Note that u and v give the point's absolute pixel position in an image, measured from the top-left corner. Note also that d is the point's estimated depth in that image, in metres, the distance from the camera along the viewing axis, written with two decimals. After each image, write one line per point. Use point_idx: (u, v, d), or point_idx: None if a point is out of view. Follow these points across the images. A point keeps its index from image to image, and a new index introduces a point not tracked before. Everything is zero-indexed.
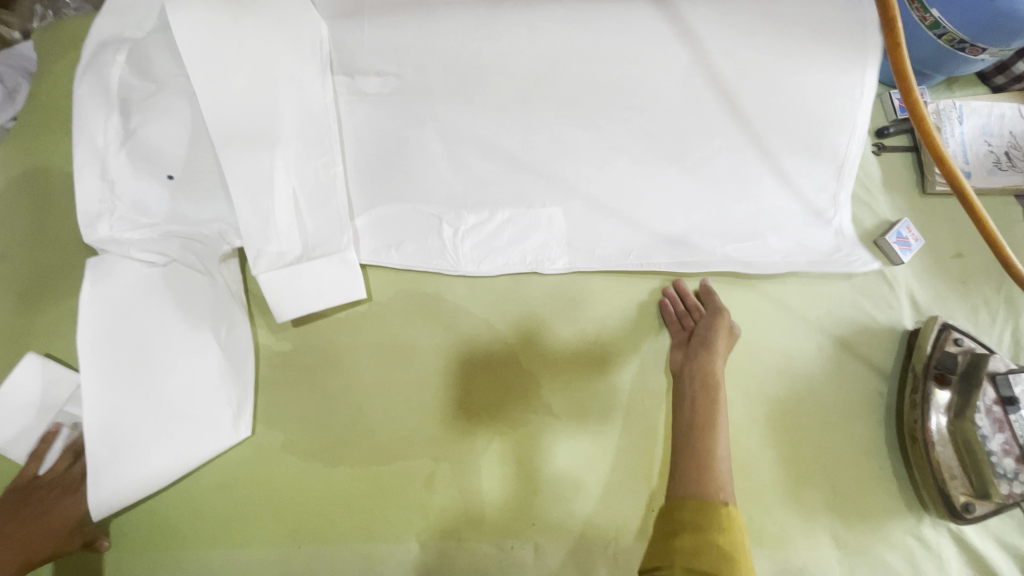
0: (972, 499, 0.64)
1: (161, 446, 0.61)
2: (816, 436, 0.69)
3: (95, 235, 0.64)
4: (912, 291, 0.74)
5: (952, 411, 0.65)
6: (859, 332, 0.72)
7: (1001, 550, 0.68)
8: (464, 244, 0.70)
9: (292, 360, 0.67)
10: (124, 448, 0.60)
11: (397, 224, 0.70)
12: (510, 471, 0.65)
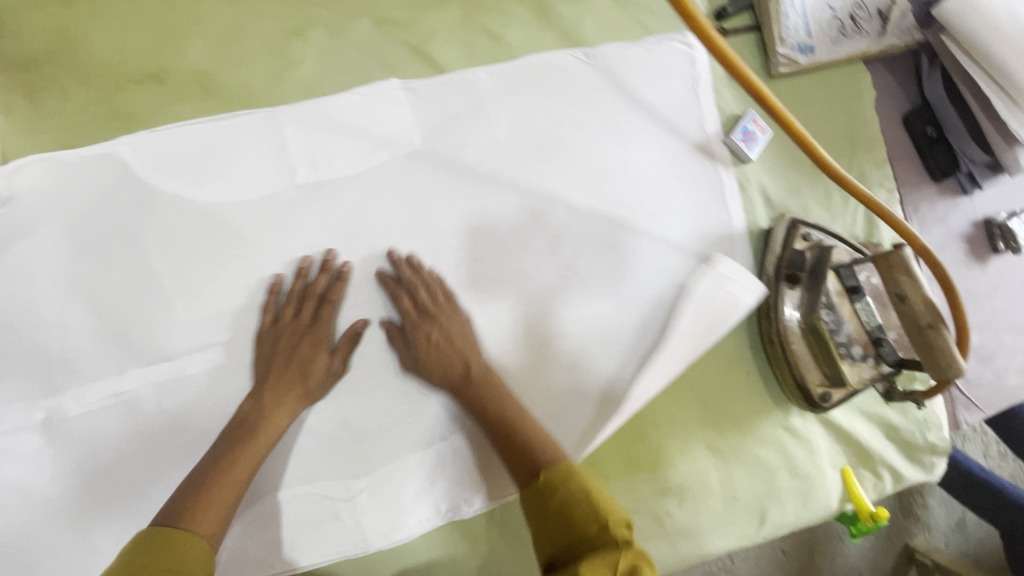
0: (830, 389, 0.64)
1: None
2: (682, 363, 0.68)
3: None
4: (764, 189, 0.71)
5: (801, 307, 0.64)
6: (717, 244, 0.69)
7: (863, 421, 0.72)
8: (365, 515, 0.61)
9: (120, 452, 0.58)
10: None
11: (280, 524, 0.59)
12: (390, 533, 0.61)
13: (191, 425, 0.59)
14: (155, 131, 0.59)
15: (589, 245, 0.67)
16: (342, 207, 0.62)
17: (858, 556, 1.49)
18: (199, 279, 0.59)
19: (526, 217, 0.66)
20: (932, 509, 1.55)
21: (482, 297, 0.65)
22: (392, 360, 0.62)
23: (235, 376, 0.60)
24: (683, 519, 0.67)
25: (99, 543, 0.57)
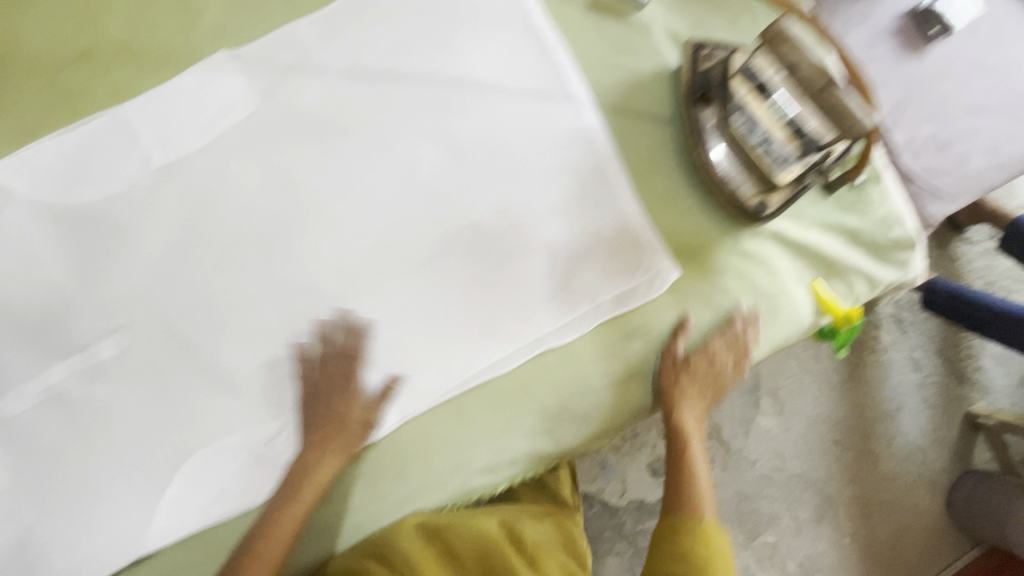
0: (765, 197, 0.65)
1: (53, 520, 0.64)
2: (621, 221, 0.69)
3: None
4: (667, 27, 0.71)
5: (720, 123, 0.65)
6: (631, 91, 0.70)
7: (821, 231, 0.71)
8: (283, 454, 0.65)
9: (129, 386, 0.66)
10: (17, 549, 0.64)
11: (213, 474, 0.65)
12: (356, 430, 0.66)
13: (181, 353, 0.66)
14: (96, 114, 0.67)
15: (510, 121, 0.70)
16: (270, 133, 0.67)
17: (915, 435, 1.43)
18: (157, 227, 0.66)
19: (438, 106, 0.69)
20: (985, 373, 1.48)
21: (411, 188, 0.68)
22: (344, 260, 0.67)
23: (204, 303, 0.66)
24: (653, 355, 0.69)
25: (127, 465, 0.65)
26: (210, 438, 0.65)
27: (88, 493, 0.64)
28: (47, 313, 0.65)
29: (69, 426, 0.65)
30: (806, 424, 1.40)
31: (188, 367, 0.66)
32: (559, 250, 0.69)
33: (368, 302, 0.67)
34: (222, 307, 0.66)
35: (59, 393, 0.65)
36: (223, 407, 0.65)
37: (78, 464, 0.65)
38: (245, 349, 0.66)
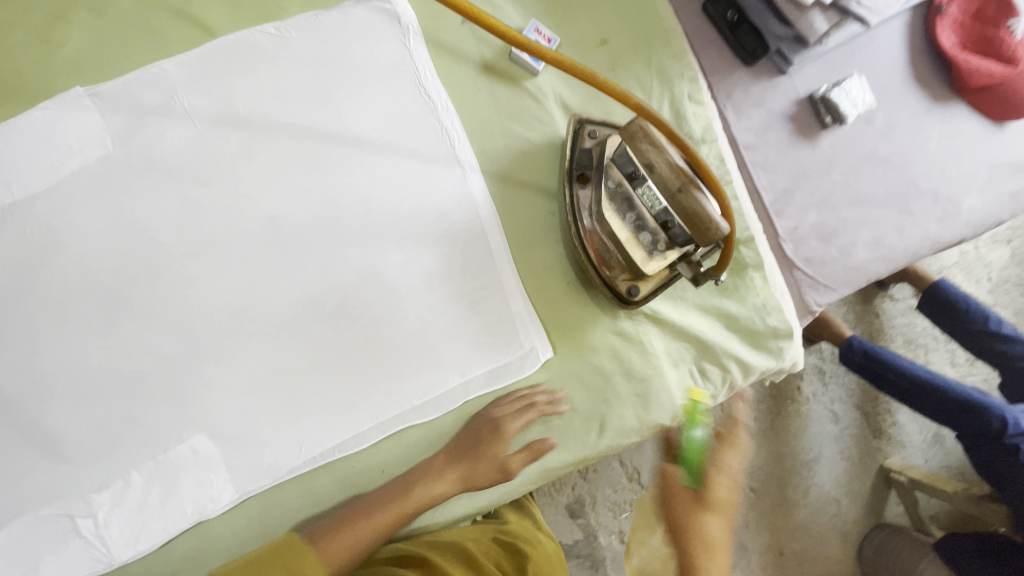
0: (634, 282, 0.63)
1: None
2: (496, 293, 0.67)
3: None
4: (560, 97, 0.70)
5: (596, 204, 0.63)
6: (517, 159, 0.69)
7: (698, 314, 0.71)
8: (110, 527, 0.60)
9: None
10: None
11: (30, 544, 0.59)
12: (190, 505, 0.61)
13: (2, 410, 0.60)
14: None
15: (388, 179, 0.67)
16: (123, 177, 0.62)
17: (830, 486, 1.41)
18: None
19: (313, 161, 0.65)
20: (903, 431, 1.46)
21: (277, 247, 0.64)
22: (195, 318, 0.63)
23: (36, 358, 0.61)
24: (519, 434, 0.67)
25: None
26: (28, 504, 0.60)
27: None
28: None
29: None
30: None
31: (8, 424, 0.60)
32: (431, 320, 0.67)
33: (220, 366, 0.63)
34: (53, 363, 0.61)
35: None
36: (46, 471, 0.60)
37: None
38: (75, 409, 0.61)
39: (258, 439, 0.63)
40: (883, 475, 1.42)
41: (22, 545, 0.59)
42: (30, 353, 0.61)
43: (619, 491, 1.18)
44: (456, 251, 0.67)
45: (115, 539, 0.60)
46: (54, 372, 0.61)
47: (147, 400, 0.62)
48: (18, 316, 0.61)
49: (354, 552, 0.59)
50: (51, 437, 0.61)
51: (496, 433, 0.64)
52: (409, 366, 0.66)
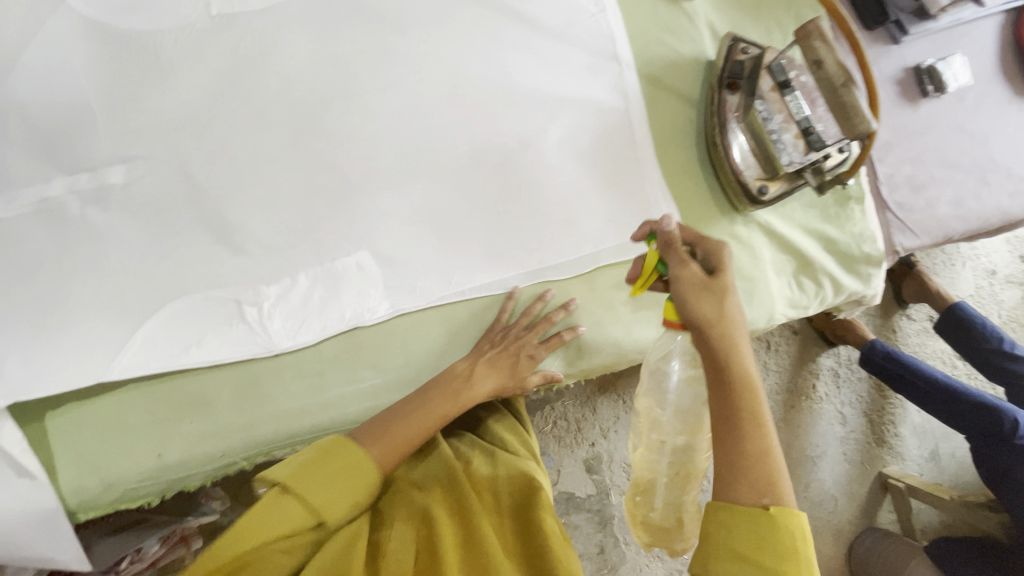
0: (766, 182, 0.71)
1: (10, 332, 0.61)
2: (632, 182, 0.75)
3: None
4: (711, 23, 0.79)
5: (740, 109, 0.71)
6: (668, 67, 0.77)
7: (804, 234, 0.79)
8: (272, 319, 0.66)
9: (126, 218, 0.64)
10: None
11: (195, 322, 0.65)
12: (346, 313, 0.68)
13: (187, 197, 0.66)
14: None
15: (555, 65, 0.74)
16: (332, 14, 0.69)
17: (831, 483, 1.46)
18: (198, 73, 0.66)
19: (492, 35, 0.73)
20: (904, 443, 1.52)
21: (453, 102, 0.72)
22: (374, 149, 0.70)
23: (227, 155, 0.67)
24: (636, 309, 0.73)
25: (104, 295, 0.63)
26: (199, 285, 0.65)
27: (60, 313, 0.62)
28: (61, 127, 0.64)
29: (55, 244, 0.63)
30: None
31: (191, 211, 0.65)
32: (574, 192, 0.73)
33: (389, 195, 0.70)
34: (240, 165, 0.67)
35: (52, 208, 0.64)
36: (219, 259, 0.66)
37: (53, 282, 0.62)
38: (254, 208, 0.67)
39: (416, 266, 0.70)
40: (880, 481, 1.47)
41: (190, 322, 0.65)
42: (223, 151, 0.67)
43: None
44: (603, 138, 0.75)
45: (276, 332, 0.66)
46: (241, 172, 0.67)
47: (321, 213, 0.68)
48: (220, 117, 0.67)
49: (407, 439, 0.62)
50: (230, 229, 0.66)
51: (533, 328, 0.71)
52: (550, 230, 0.73)
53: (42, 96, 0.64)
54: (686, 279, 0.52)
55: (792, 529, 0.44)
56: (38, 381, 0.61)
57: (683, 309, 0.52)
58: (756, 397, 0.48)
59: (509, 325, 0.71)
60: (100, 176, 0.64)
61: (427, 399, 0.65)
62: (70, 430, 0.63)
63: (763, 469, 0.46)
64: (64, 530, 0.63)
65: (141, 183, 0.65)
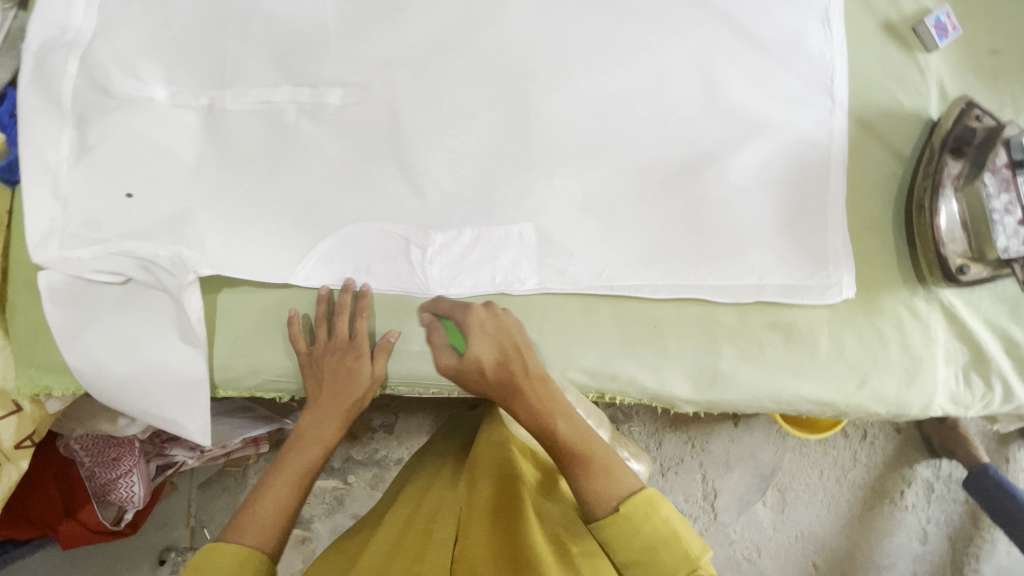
0: (969, 262, 0.66)
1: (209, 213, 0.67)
2: (818, 224, 0.70)
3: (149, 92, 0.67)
4: (943, 81, 0.73)
5: (960, 179, 0.66)
6: (884, 117, 0.72)
7: (987, 328, 0.72)
8: (432, 264, 0.70)
9: (330, 138, 0.69)
10: (173, 221, 0.66)
11: (366, 249, 0.70)
12: (496, 277, 0.70)
13: (388, 131, 0.69)
14: None
15: (765, 85, 0.71)
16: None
17: None
18: (427, 19, 0.69)
19: (710, 43, 0.71)
20: None
21: (654, 99, 0.71)
22: (565, 127, 0.70)
23: (432, 101, 0.69)
24: (784, 354, 0.70)
25: (296, 204, 0.69)
26: (374, 217, 0.70)
27: (254, 209, 0.68)
28: (296, 40, 0.69)
29: (265, 145, 0.69)
30: (794, 534, 1.30)
31: (388, 146, 0.69)
32: (750, 219, 0.70)
33: (568, 175, 0.70)
34: (439, 113, 0.69)
35: (270, 112, 0.69)
36: (400, 197, 0.70)
37: (257, 180, 0.68)
38: (442, 157, 0.69)
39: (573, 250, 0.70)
40: None
41: (361, 248, 0.70)
42: (427, 95, 0.69)
43: (691, 501, 1.30)
44: (795, 172, 0.71)
45: (433, 277, 0.70)
46: (438, 120, 0.69)
47: (500, 176, 0.70)
48: (434, 64, 0.69)
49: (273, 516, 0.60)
50: (416, 171, 0.69)
51: (359, 355, 0.68)
52: (716, 252, 0.70)
53: (290, 10, 0.69)
54: (467, 372, 0.64)
55: (641, 505, 0.56)
56: (217, 265, 0.66)
57: (450, 372, 0.65)
58: (582, 451, 0.60)
59: (313, 353, 0.68)
60: (318, 94, 0.69)
61: (301, 436, 0.68)
62: (234, 313, 0.68)
63: (595, 484, 0.58)
64: (201, 402, 0.68)
65: (350, 109, 0.69)
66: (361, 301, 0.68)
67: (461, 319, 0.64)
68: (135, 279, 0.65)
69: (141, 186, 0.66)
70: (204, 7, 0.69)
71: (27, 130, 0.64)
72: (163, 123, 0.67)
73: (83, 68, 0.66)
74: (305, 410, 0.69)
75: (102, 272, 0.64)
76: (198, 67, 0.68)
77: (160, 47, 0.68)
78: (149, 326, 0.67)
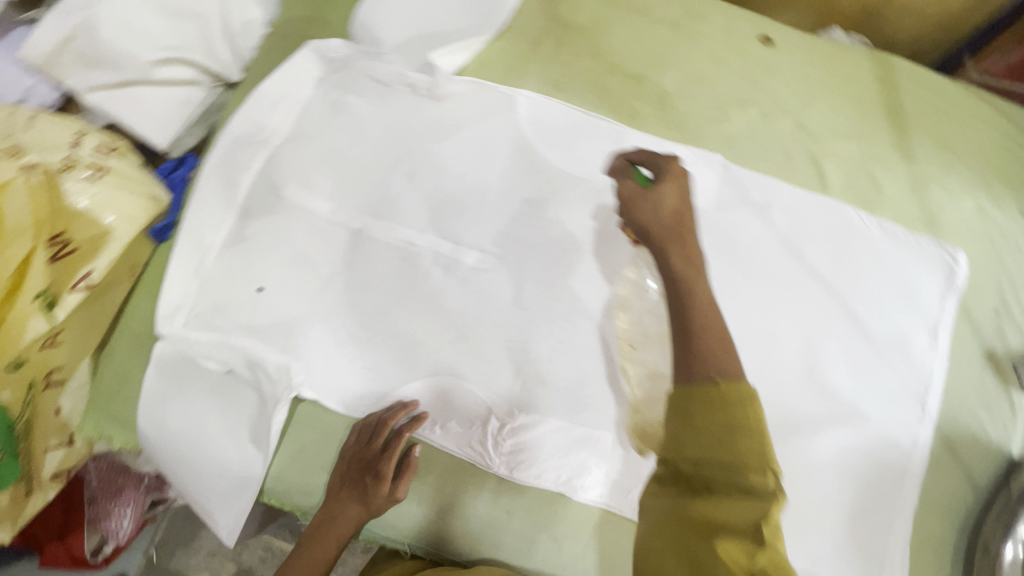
0: None
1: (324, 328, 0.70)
2: (878, 527, 0.71)
3: (311, 202, 0.72)
4: None
5: None
6: (968, 440, 0.74)
7: None
8: (505, 441, 0.70)
9: (454, 292, 0.73)
10: (291, 327, 0.70)
11: (449, 403, 0.71)
12: (562, 475, 0.70)
13: (507, 305, 0.73)
14: (607, 117, 0.78)
15: (861, 375, 0.74)
16: (703, 229, 0.76)
17: None
18: (574, 219, 0.75)
19: (821, 321, 0.75)
20: None
21: (759, 355, 0.73)
22: None
23: (556, 291, 0.74)
24: None
25: (404, 343, 0.72)
26: (472, 379, 0.72)
27: (364, 337, 0.71)
28: (456, 200, 0.75)
29: (394, 281, 0.73)
30: None
31: (503, 317, 0.73)
32: (817, 499, 0.71)
33: None
34: (558, 302, 0.74)
35: (410, 252, 0.73)
36: (498, 367, 0.72)
37: (375, 310, 0.72)
38: (549, 343, 0.73)
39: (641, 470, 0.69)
40: None
41: (444, 401, 0.71)
42: (554, 285, 0.74)
43: None
44: (868, 466, 0.72)
45: (500, 455, 0.70)
46: (556, 310, 0.73)
47: (596, 379, 0.72)
48: (569, 259, 0.74)
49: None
50: (521, 349, 0.72)
51: (379, 473, 0.66)
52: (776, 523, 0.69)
53: (460, 171, 0.75)
54: (653, 197, 0.70)
55: (745, 399, 0.56)
56: (313, 380, 0.70)
57: (626, 218, 0.70)
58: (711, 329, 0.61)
59: (354, 450, 0.68)
60: (457, 251, 0.74)
61: (317, 529, 0.66)
62: (306, 428, 0.70)
63: (731, 361, 0.59)
64: (244, 503, 0.68)
65: (481, 274, 0.74)
66: (413, 422, 0.68)
67: (662, 166, 0.72)
68: (236, 372, 0.69)
69: (273, 285, 0.70)
70: (385, 143, 0.74)
71: (197, 208, 0.69)
72: (313, 234, 0.72)
73: (264, 167, 0.71)
74: (320, 508, 0.68)
75: (210, 358, 0.68)
76: (362, 194, 0.74)
77: (335, 165, 0.73)
78: (229, 415, 0.69)
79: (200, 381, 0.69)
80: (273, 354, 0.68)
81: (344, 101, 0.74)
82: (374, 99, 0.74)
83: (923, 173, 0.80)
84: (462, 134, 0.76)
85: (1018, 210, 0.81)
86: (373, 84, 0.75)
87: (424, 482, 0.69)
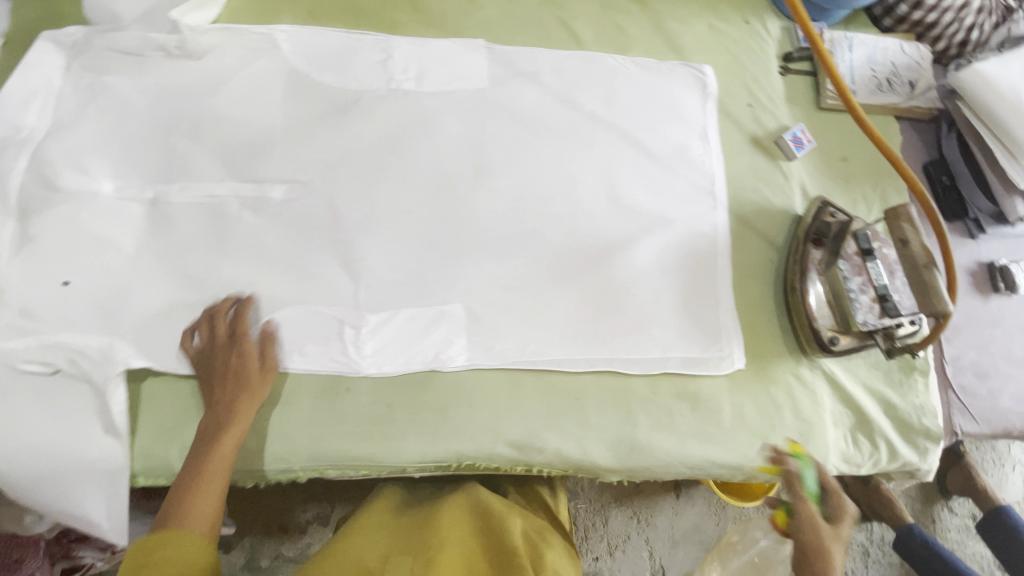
0: (838, 335, 0.76)
1: (149, 298, 0.70)
2: (706, 307, 0.81)
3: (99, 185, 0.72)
4: (804, 184, 0.88)
5: (823, 264, 0.78)
6: (758, 212, 0.86)
7: (864, 391, 0.81)
8: (364, 344, 0.73)
9: (271, 226, 0.75)
10: (114, 308, 0.69)
11: (299, 329, 0.72)
12: (428, 356, 0.73)
13: (327, 222, 0.75)
14: (369, 32, 0.83)
15: (658, 187, 0.85)
16: (486, 105, 0.83)
17: None
18: (367, 128, 0.79)
19: (610, 155, 0.85)
20: None
21: (568, 199, 0.82)
22: (490, 220, 0.79)
23: (369, 196, 0.77)
24: (692, 420, 0.77)
25: (235, 288, 0.72)
26: (313, 299, 0.73)
27: (193, 294, 0.71)
28: (245, 143, 0.76)
29: (207, 233, 0.73)
30: None
31: (326, 234, 0.75)
32: (649, 299, 0.81)
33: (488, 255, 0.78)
34: (375, 205, 0.77)
35: (216, 203, 0.74)
36: (336, 282, 0.74)
37: (197, 267, 0.72)
38: (377, 242, 0.76)
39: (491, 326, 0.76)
40: None
41: (294, 328, 0.72)
42: (364, 191, 0.77)
43: None
44: (682, 258, 0.83)
45: (365, 357, 0.72)
46: (375, 213, 0.76)
47: (431, 263, 0.76)
48: (372, 165, 0.78)
49: (218, 486, 0.63)
50: (353, 259, 0.75)
51: (243, 352, 0.68)
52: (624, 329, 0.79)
53: (242, 115, 0.77)
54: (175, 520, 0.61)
55: None
56: (151, 350, 0.68)
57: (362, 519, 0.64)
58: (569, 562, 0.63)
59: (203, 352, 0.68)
60: (263, 189, 0.75)
61: (212, 416, 0.66)
62: (167, 400, 0.69)
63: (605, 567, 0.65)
64: (120, 490, 0.67)
65: (293, 202, 0.76)
66: (244, 305, 0.70)
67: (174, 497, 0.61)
68: (66, 371, 0.66)
69: (81, 272, 0.69)
70: (156, 108, 0.75)
71: None
72: (111, 215, 0.71)
73: (34, 163, 0.70)
74: (202, 417, 0.66)
75: (30, 362, 0.65)
76: (149, 164, 0.74)
77: (112, 144, 0.73)
78: (74, 412, 0.67)
79: (30, 389, 0.66)
80: (99, 339, 0.67)
81: (101, 81, 0.74)
82: (132, 72, 0.75)
83: (655, 12, 0.92)
84: (232, 81, 0.77)
85: (742, 18, 0.94)
86: (128, 59, 0.75)
87: (298, 406, 0.70)
